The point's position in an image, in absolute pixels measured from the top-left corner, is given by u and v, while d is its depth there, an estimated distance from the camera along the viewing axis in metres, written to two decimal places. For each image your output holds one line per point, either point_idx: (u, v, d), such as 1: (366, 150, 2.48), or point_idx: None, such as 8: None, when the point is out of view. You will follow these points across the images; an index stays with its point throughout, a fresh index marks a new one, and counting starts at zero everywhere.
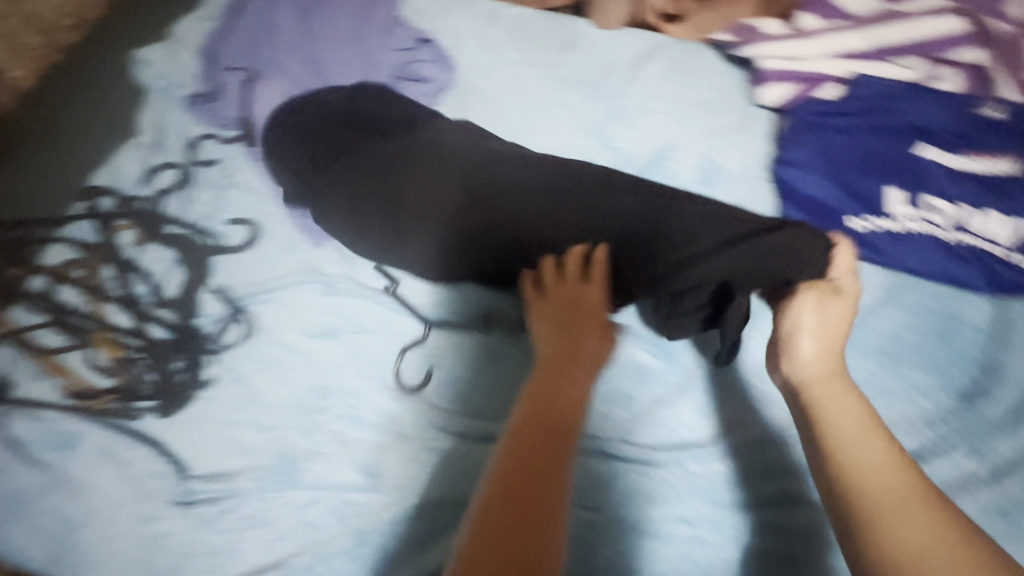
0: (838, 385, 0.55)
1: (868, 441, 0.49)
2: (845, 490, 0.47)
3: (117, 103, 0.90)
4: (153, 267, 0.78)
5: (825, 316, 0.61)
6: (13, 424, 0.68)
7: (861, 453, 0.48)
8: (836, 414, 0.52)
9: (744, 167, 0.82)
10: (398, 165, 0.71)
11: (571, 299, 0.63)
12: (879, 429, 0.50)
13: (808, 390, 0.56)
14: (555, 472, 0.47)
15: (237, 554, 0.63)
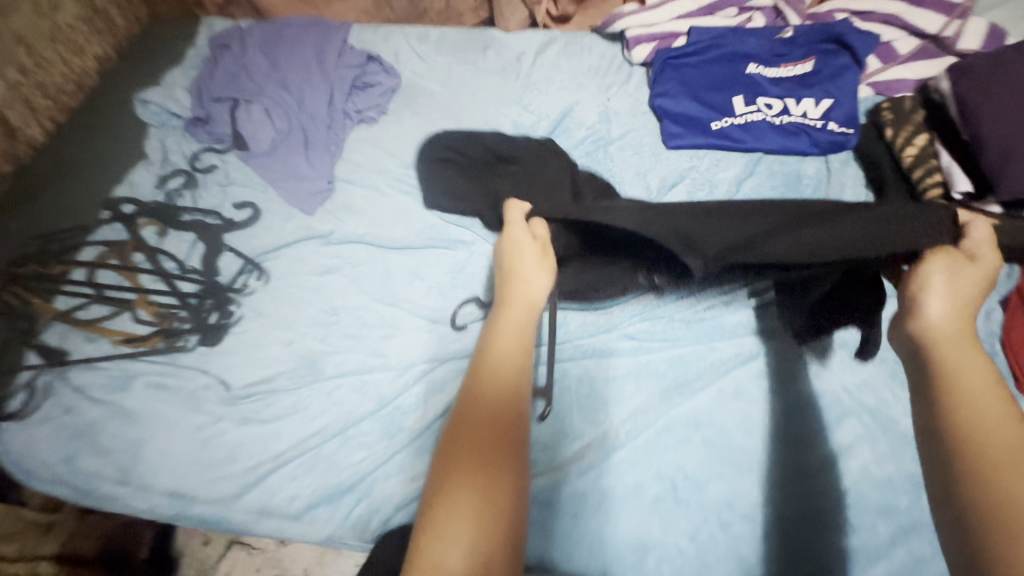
0: (968, 349, 0.45)
1: (982, 386, 0.42)
2: (968, 439, 0.39)
3: (128, 138, 1.11)
4: (175, 247, 0.94)
5: (955, 278, 0.50)
6: (74, 376, 0.81)
7: (974, 399, 0.41)
8: (967, 373, 0.43)
9: (633, 104, 1.07)
10: (477, 180, 0.90)
11: (513, 278, 0.58)
12: (1004, 395, 0.41)
13: (941, 346, 0.46)
14: (495, 489, 0.42)
15: (282, 435, 0.77)
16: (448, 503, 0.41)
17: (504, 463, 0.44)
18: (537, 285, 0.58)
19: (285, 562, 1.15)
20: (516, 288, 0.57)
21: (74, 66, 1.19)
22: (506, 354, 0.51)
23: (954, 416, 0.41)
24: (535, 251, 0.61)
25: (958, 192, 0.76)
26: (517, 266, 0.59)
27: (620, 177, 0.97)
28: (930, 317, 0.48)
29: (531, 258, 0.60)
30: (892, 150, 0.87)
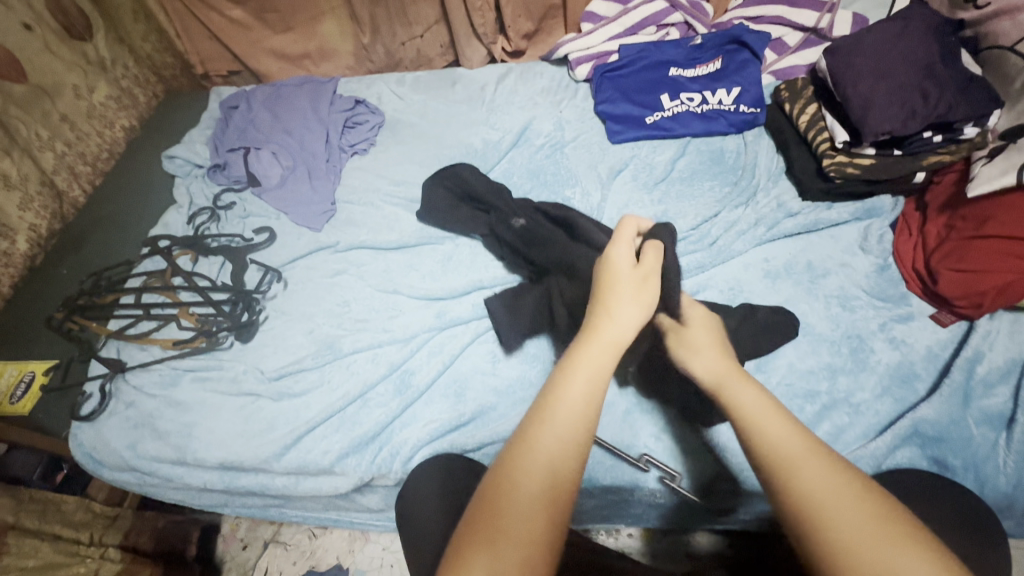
0: (743, 383, 0.56)
1: (768, 418, 0.51)
2: (779, 475, 0.47)
3: (161, 196, 1.33)
4: (207, 269, 1.12)
5: (707, 347, 0.62)
6: (133, 379, 0.97)
7: (770, 428, 0.50)
8: (753, 409, 0.52)
9: (581, 111, 1.26)
10: (459, 209, 1.07)
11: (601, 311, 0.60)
12: (779, 409, 0.52)
13: (719, 388, 0.57)
14: (540, 508, 0.47)
15: (311, 404, 0.92)
16: (491, 510, 0.47)
17: (556, 488, 0.48)
18: (621, 327, 0.58)
19: (318, 554, 1.13)
20: (601, 325, 0.58)
21: (106, 136, 1.38)
22: (580, 383, 0.53)
23: (762, 460, 0.49)
24: (630, 287, 0.61)
25: (839, 142, 0.93)
26: (613, 307, 0.59)
27: (575, 170, 1.14)
28: (701, 369, 0.60)
29: (627, 295, 0.60)
30: (792, 119, 1.06)
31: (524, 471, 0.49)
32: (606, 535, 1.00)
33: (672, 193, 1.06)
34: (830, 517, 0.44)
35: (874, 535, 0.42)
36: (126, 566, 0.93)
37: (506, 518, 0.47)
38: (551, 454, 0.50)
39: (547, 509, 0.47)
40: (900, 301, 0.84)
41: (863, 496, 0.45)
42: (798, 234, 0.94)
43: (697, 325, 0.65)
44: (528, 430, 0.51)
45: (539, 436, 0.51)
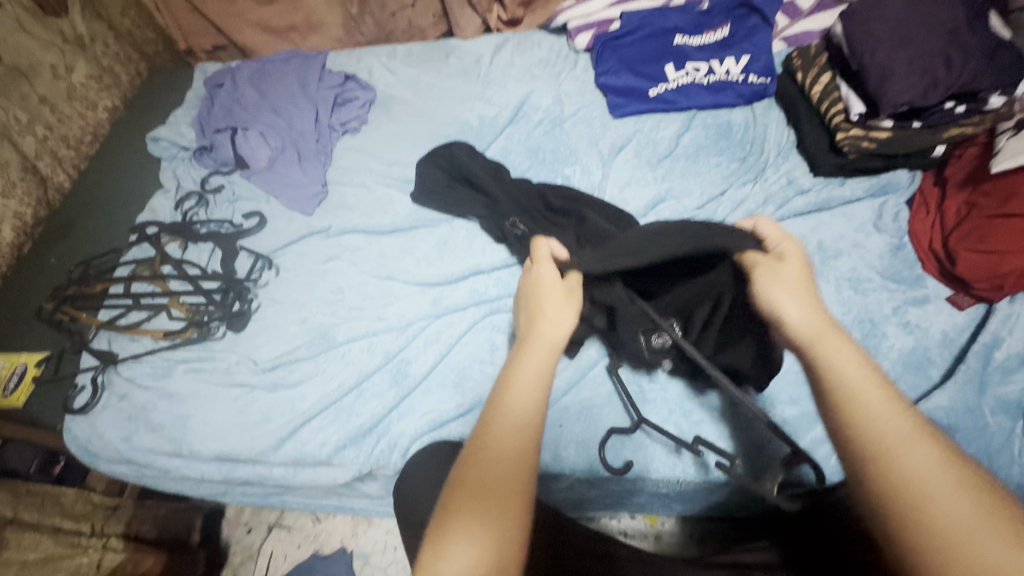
0: (835, 341, 0.49)
1: (867, 389, 0.45)
2: (875, 452, 0.43)
3: (148, 179, 1.29)
4: (197, 257, 1.09)
5: (794, 290, 0.53)
6: (125, 371, 0.96)
7: (867, 400, 0.45)
8: (851, 375, 0.46)
9: (582, 83, 1.20)
10: (456, 191, 1.03)
11: (538, 318, 0.58)
12: (878, 378, 0.46)
13: (810, 342, 0.50)
14: (508, 504, 0.45)
15: (307, 395, 0.90)
16: (460, 503, 0.45)
17: (519, 480, 0.47)
18: (557, 326, 0.57)
19: (322, 537, 1.13)
20: (538, 327, 0.57)
21: (89, 118, 1.34)
22: (527, 380, 0.52)
23: (856, 432, 0.44)
24: (557, 295, 0.60)
25: (854, 115, 0.88)
26: (547, 310, 0.59)
27: (575, 147, 1.09)
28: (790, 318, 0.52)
29: (555, 300, 0.60)
30: (804, 90, 1.00)
31: (484, 465, 0.47)
32: (609, 519, 1.02)
33: (676, 170, 1.01)
34: (935, 506, 0.39)
35: (974, 527, 0.38)
36: (129, 557, 0.92)
37: (478, 510, 0.45)
38: (511, 448, 0.48)
39: (514, 501, 0.45)
40: (914, 283, 0.81)
41: (973, 487, 0.40)
42: (806, 212, 0.90)
43: (783, 263, 0.56)
44: (487, 426, 0.50)
45: (495, 432, 0.49)
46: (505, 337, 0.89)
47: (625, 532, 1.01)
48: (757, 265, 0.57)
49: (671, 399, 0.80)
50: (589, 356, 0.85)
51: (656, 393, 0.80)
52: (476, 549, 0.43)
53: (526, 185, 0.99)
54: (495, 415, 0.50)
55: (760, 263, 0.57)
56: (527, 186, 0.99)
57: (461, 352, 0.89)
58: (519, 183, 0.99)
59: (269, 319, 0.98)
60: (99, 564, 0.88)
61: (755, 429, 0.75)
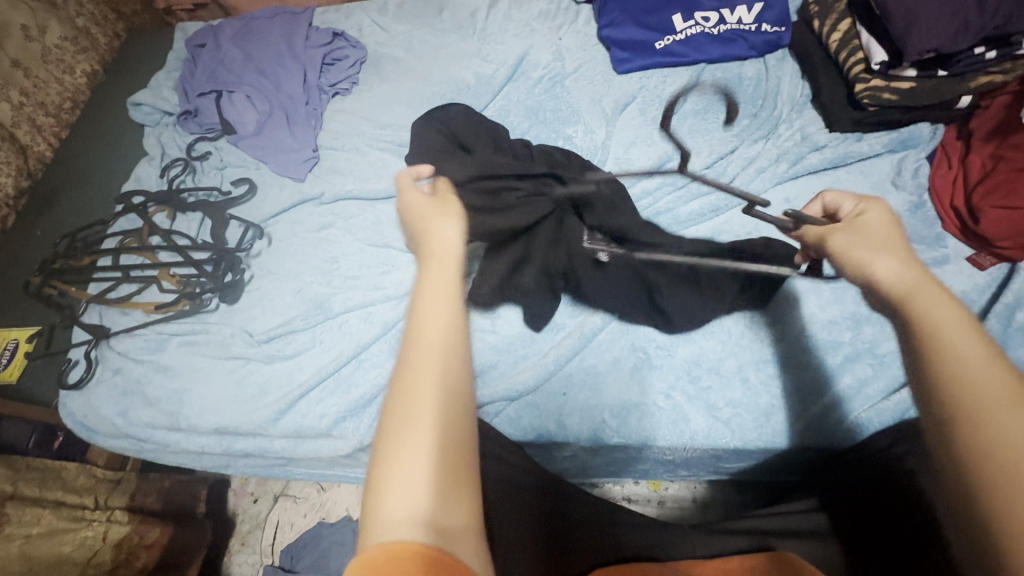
0: (935, 297, 0.40)
1: (962, 340, 0.36)
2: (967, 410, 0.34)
3: (131, 148, 1.24)
4: (186, 227, 1.05)
5: (876, 246, 0.45)
6: (118, 345, 0.94)
7: (962, 356, 0.36)
8: (948, 326, 0.37)
9: (584, 37, 1.13)
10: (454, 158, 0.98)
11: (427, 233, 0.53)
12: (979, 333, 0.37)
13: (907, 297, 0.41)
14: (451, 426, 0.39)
15: (304, 367, 0.88)
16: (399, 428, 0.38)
17: (455, 398, 0.40)
18: (446, 237, 0.52)
19: (327, 507, 1.13)
20: (429, 244, 0.51)
21: (67, 83, 1.27)
22: (436, 295, 0.45)
23: (942, 382, 0.36)
24: (433, 210, 0.55)
25: (875, 64, 0.82)
26: (433, 222, 0.53)
27: (577, 106, 1.04)
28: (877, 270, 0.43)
29: (439, 211, 0.55)
30: (821, 39, 0.94)
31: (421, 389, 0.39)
32: (612, 485, 1.02)
33: (683, 126, 0.96)
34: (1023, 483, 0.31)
35: None
36: (134, 528, 0.92)
37: (415, 435, 0.37)
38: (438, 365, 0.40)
39: (446, 421, 0.38)
40: (934, 243, 0.77)
41: None
42: (816, 171, 0.86)
43: (858, 227, 0.48)
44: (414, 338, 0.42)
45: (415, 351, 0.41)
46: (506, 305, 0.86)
47: (629, 497, 1.01)
48: (834, 233, 0.49)
49: (678, 367, 0.77)
50: (592, 324, 0.82)
51: (661, 364, 0.78)
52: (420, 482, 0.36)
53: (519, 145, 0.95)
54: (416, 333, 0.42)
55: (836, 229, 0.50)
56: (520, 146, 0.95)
57: None
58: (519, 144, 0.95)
59: (263, 290, 0.96)
60: (105, 536, 0.88)
61: (763, 397, 0.74)
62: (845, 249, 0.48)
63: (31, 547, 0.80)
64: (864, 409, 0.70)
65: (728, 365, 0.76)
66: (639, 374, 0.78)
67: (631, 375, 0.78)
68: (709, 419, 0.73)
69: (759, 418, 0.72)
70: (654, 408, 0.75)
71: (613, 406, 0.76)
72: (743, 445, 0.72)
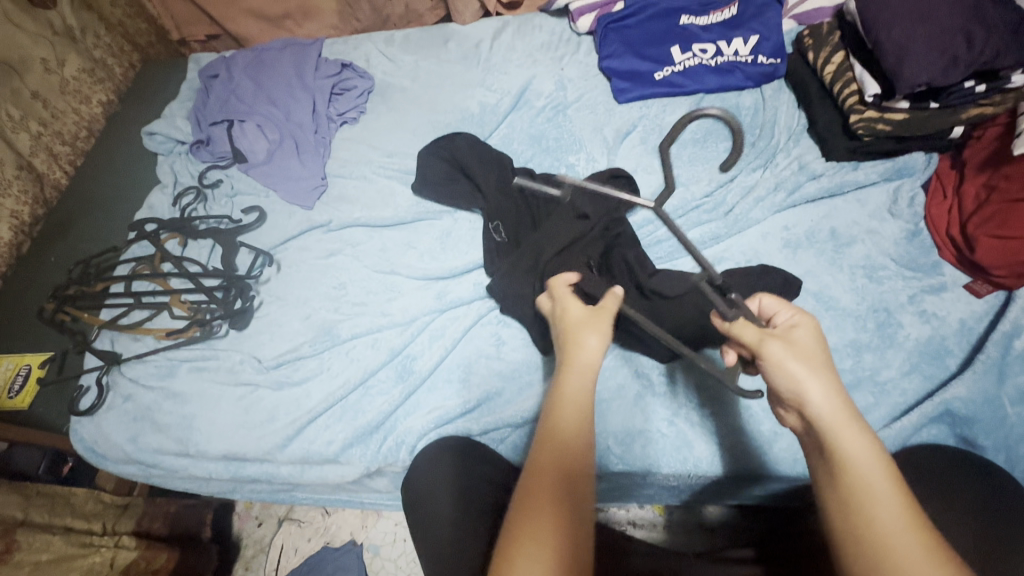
0: (857, 434, 0.43)
1: (876, 482, 0.42)
2: (883, 565, 0.39)
3: (144, 177, 1.27)
4: (197, 254, 1.07)
5: (808, 363, 0.47)
6: (129, 371, 0.95)
7: (881, 509, 0.41)
8: (863, 467, 0.42)
9: (585, 67, 1.16)
10: (458, 186, 1.00)
11: (569, 341, 0.58)
12: (888, 470, 0.42)
13: (833, 432, 0.44)
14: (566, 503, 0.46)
15: (312, 393, 0.89)
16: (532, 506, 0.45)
17: (570, 500, 0.46)
18: (592, 349, 0.56)
19: (332, 530, 1.14)
20: (574, 354, 0.56)
21: (83, 113, 1.31)
22: (570, 408, 0.51)
23: (857, 532, 0.41)
24: (587, 317, 0.60)
25: (869, 96, 0.84)
26: (580, 331, 0.58)
27: (580, 134, 1.07)
28: (812, 397, 0.45)
29: (586, 323, 0.59)
30: (816, 70, 0.96)
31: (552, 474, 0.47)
32: (617, 509, 1.02)
33: (682, 155, 0.98)
34: None
35: None
36: (142, 554, 0.92)
37: (539, 524, 0.44)
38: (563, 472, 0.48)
39: (563, 516, 0.45)
40: (931, 271, 0.79)
41: None
42: (812, 199, 0.88)
43: (788, 338, 0.49)
44: (551, 434, 0.50)
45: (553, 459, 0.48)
46: (510, 333, 0.88)
47: (634, 521, 1.01)
48: (768, 343, 0.50)
49: (681, 395, 0.78)
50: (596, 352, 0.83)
51: (665, 391, 0.79)
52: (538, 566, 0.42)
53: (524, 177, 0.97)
54: (550, 440, 0.49)
55: (770, 337, 0.50)
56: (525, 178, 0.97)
57: (466, 345, 0.88)
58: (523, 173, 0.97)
59: (272, 316, 0.98)
60: (112, 562, 0.88)
61: (765, 425, 0.75)
62: (780, 361, 0.48)
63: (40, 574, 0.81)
64: None
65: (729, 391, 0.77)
66: (644, 402, 0.78)
67: (635, 403, 0.79)
68: (712, 447, 0.74)
69: (762, 445, 0.73)
70: (657, 434, 0.76)
71: (617, 432, 0.77)
72: (747, 472, 0.72)
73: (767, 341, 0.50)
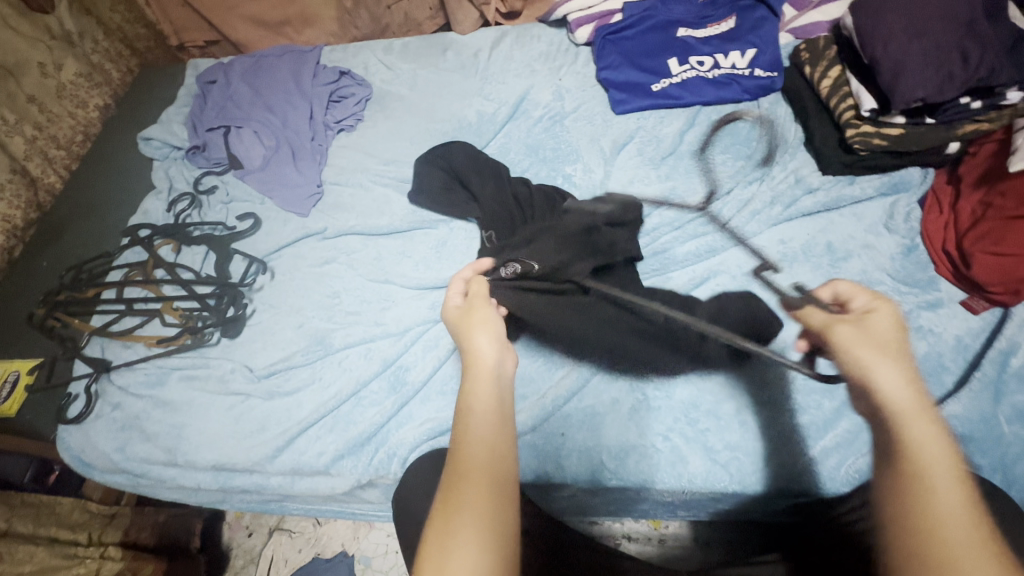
0: (926, 422, 0.41)
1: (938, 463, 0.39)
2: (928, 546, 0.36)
3: (139, 182, 1.26)
4: (190, 261, 1.07)
5: (879, 348, 0.46)
6: (119, 379, 0.94)
7: (939, 498, 0.38)
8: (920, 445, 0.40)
9: (583, 78, 1.17)
10: (454, 197, 1.00)
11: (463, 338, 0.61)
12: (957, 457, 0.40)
13: (900, 412, 0.42)
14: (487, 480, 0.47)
15: (304, 403, 0.88)
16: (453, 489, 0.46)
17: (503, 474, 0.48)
18: (484, 342, 0.60)
19: (323, 541, 1.12)
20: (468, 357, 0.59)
21: (79, 117, 1.30)
22: (482, 393, 0.54)
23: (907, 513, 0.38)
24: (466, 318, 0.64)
25: (865, 111, 0.85)
26: (471, 328, 0.62)
27: (577, 145, 1.07)
28: (879, 377, 0.44)
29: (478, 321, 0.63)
30: (812, 84, 0.97)
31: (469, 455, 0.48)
32: (611, 522, 1.01)
33: (678, 169, 0.98)
34: None
35: None
36: (128, 564, 0.91)
37: (475, 506, 0.45)
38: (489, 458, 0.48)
39: (501, 490, 0.46)
40: (928, 286, 0.79)
41: None
42: (808, 212, 0.88)
43: (864, 322, 0.49)
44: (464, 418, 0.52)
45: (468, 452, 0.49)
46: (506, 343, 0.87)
47: (629, 535, 1.00)
48: (837, 326, 0.50)
49: (676, 409, 0.77)
50: (591, 365, 0.82)
51: (659, 406, 0.78)
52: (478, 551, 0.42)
53: (520, 189, 0.97)
54: (465, 437, 0.50)
55: (842, 320, 0.50)
56: (522, 189, 0.96)
57: (460, 355, 0.87)
58: (520, 184, 0.97)
59: (265, 324, 0.97)
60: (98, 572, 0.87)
61: (761, 441, 0.73)
62: (847, 344, 0.48)
63: None
64: (861, 454, 0.71)
65: (725, 405, 0.76)
66: (639, 417, 0.78)
67: (630, 418, 0.78)
68: (707, 462, 0.73)
69: (757, 460, 0.72)
70: (652, 449, 0.75)
71: (612, 446, 0.76)
72: (741, 488, 0.71)
73: (835, 325, 0.50)
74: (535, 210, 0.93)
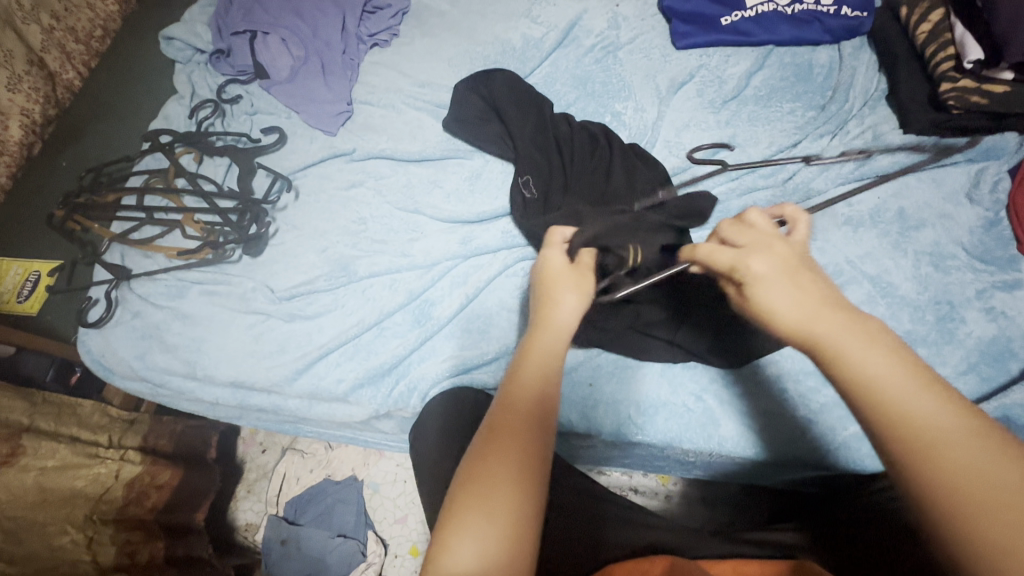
0: (861, 343, 0.42)
1: (901, 388, 0.40)
2: (921, 463, 0.37)
3: (161, 86, 1.20)
4: (212, 173, 1.02)
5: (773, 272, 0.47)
6: (139, 288, 0.93)
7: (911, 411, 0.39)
8: (880, 378, 0.40)
9: (642, 5, 1.05)
10: (490, 129, 0.93)
11: (546, 308, 0.55)
12: (908, 373, 0.41)
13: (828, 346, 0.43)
14: (513, 482, 0.43)
15: (324, 328, 0.86)
16: (469, 483, 0.44)
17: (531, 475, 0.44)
18: (567, 314, 0.54)
19: (334, 464, 1.13)
20: (549, 316, 0.54)
21: (98, 9, 1.22)
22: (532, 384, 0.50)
23: (892, 431, 0.39)
24: (566, 276, 0.56)
25: (967, 62, 0.76)
26: (557, 292, 0.55)
27: (629, 80, 0.97)
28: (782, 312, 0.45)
29: (563, 279, 0.56)
30: (908, 31, 0.86)
31: (498, 449, 0.45)
32: (619, 474, 1.00)
33: (740, 115, 0.90)
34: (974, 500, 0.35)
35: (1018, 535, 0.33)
36: (147, 468, 0.91)
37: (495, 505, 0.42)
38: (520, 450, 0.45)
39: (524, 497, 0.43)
40: (1006, 265, 0.73)
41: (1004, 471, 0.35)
42: (877, 172, 0.81)
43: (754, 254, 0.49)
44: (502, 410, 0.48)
45: (501, 434, 0.46)
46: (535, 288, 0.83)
47: (636, 488, 0.99)
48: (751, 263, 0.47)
49: (711, 371, 0.74)
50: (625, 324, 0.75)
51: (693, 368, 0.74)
52: (484, 544, 0.41)
53: (564, 126, 0.89)
54: (504, 421, 0.47)
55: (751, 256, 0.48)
56: (565, 126, 0.89)
57: (489, 293, 0.84)
58: (563, 121, 0.90)
59: (285, 244, 0.93)
60: (117, 475, 0.88)
61: (799, 411, 0.70)
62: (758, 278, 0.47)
63: (47, 479, 0.80)
64: None
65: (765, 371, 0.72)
66: (671, 375, 0.74)
67: (662, 377, 0.74)
68: (740, 426, 0.70)
69: (792, 429, 0.69)
70: (684, 408, 0.72)
71: (642, 402, 0.73)
72: (771, 456, 0.69)
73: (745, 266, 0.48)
74: (576, 154, 0.85)
